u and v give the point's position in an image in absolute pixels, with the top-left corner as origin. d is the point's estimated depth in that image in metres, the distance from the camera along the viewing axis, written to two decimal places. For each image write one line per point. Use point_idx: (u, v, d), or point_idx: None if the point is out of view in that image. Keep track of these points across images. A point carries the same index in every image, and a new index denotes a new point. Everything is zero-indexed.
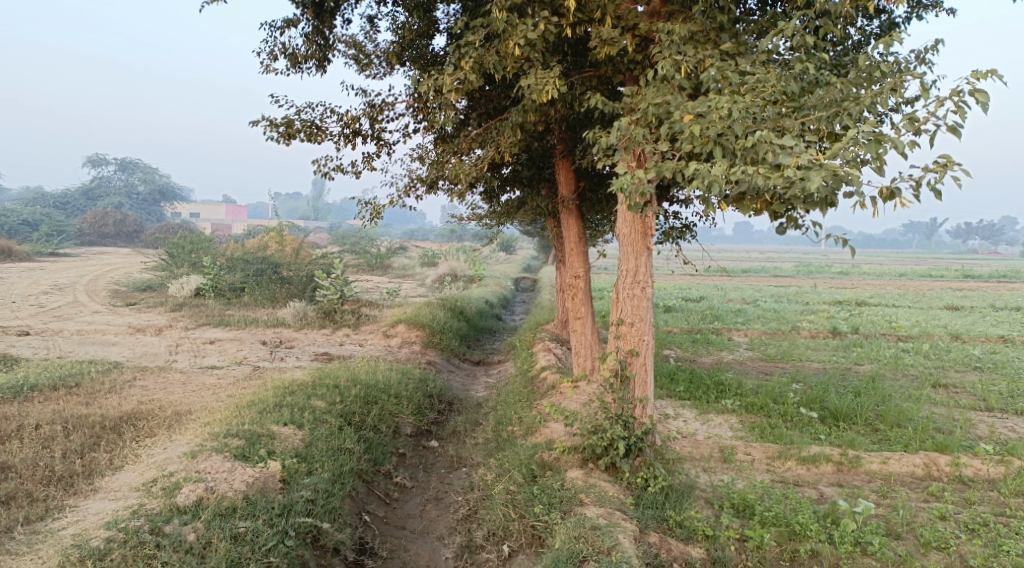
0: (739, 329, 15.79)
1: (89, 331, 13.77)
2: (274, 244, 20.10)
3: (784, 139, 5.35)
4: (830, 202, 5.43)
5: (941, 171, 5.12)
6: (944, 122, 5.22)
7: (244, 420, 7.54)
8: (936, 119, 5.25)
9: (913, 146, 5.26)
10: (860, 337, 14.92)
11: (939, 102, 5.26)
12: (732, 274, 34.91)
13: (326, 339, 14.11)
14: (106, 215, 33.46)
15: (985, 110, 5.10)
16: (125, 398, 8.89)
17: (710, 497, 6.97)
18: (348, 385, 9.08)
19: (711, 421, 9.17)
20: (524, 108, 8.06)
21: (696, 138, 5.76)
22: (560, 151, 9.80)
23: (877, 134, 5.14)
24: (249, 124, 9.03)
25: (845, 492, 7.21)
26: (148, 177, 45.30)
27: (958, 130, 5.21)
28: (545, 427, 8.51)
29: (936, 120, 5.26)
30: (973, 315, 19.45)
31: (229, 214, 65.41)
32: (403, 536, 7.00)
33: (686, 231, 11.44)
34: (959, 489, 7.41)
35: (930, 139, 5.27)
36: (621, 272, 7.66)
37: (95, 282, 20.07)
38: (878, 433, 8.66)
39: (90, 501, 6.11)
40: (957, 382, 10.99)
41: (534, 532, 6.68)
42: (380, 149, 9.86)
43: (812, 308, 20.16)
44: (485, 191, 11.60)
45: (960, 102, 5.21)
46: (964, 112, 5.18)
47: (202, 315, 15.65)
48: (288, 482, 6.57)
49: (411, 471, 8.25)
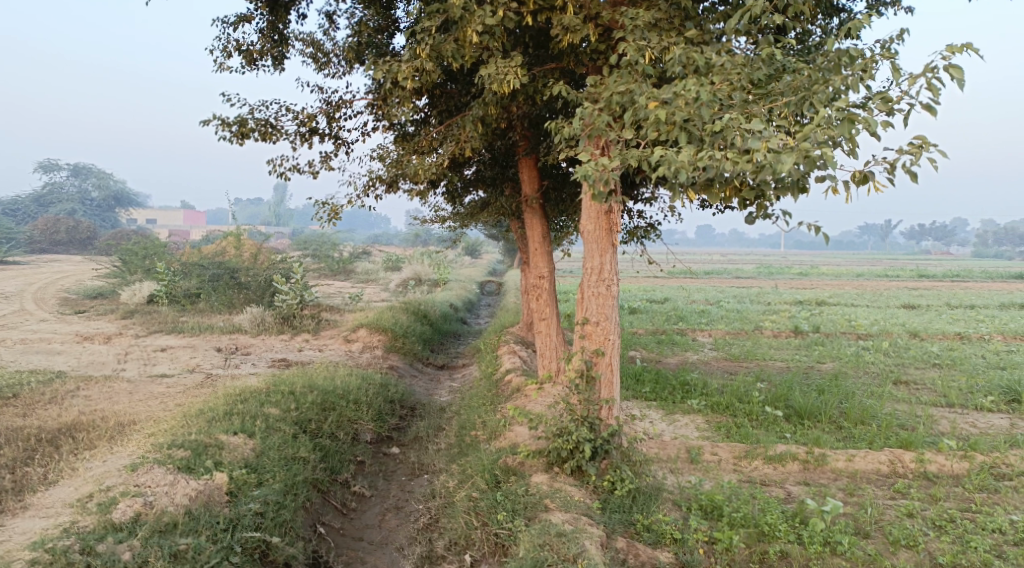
0: (703, 330, 15.72)
1: (34, 340, 13.18)
2: (231, 248, 19.55)
3: (753, 123, 5.17)
4: (802, 186, 5.25)
5: (917, 153, 4.98)
6: (918, 101, 5.09)
7: (191, 429, 7.18)
8: (911, 98, 5.12)
9: (887, 125, 5.13)
10: (822, 336, 14.99)
11: (913, 80, 5.13)
12: (697, 274, 35.08)
13: (284, 344, 13.70)
14: (58, 221, 32.44)
15: (961, 88, 4.98)
16: (65, 409, 8.45)
17: (677, 499, 6.78)
18: (304, 391, 8.73)
19: (677, 421, 9.00)
20: (485, 101, 7.83)
21: (661, 125, 5.58)
22: (523, 149, 9.57)
23: (849, 114, 4.99)
24: (199, 122, 8.70)
25: (812, 491, 7.08)
26: (103, 182, 44.08)
27: (932, 108, 5.10)
28: (509, 430, 8.24)
29: (910, 99, 5.13)
30: (928, 314, 19.63)
31: (187, 221, 64.10)
32: (360, 548, 6.70)
33: (651, 229, 11.37)
34: (925, 485, 7.32)
35: (903, 119, 5.15)
36: (585, 270, 7.41)
37: (44, 289, 19.33)
38: (842, 431, 8.57)
39: (18, 519, 5.70)
40: (918, 379, 11.01)
41: (498, 540, 6.36)
42: (338, 149, 9.55)
43: (773, 309, 20.16)
44: (447, 191, 11.34)
45: (933, 79, 5.08)
46: (939, 90, 5.05)
47: (154, 322, 15.12)
48: (235, 495, 6.22)
49: (370, 479, 7.93)
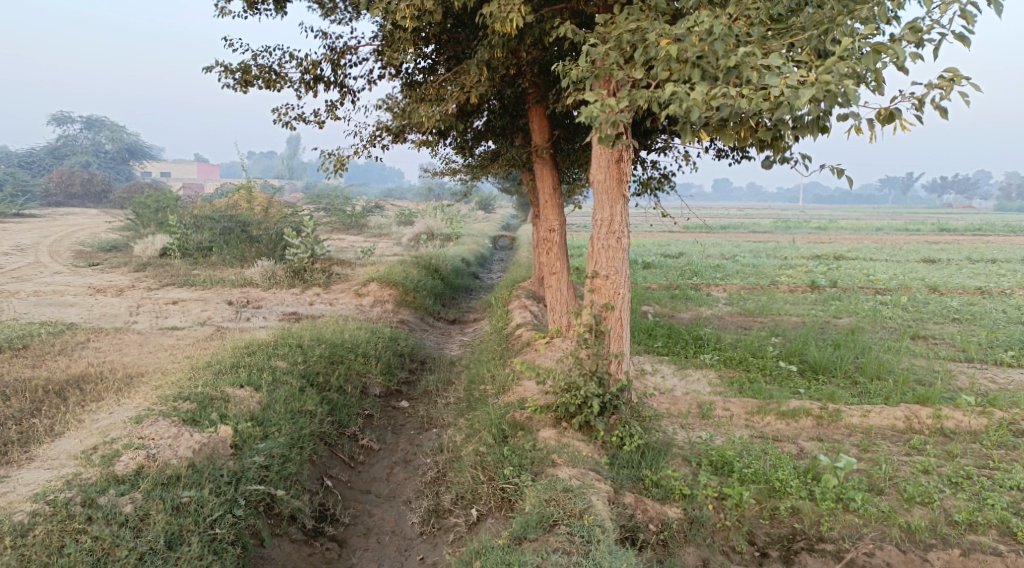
0: (717, 284, 15.50)
1: (47, 292, 13.19)
2: (244, 203, 19.05)
3: (770, 59, 4.93)
4: (823, 125, 5.03)
5: (948, 87, 4.76)
6: (950, 29, 4.84)
7: (197, 382, 7.13)
8: (942, 27, 4.86)
9: (916, 57, 4.87)
10: (839, 290, 14.74)
11: (945, 7, 4.86)
12: (713, 228, 34.69)
13: (296, 297, 13.65)
14: (73, 174, 32.35)
15: (996, 14, 4.74)
16: (75, 360, 8.43)
17: (687, 454, 6.67)
18: (312, 344, 8.65)
19: (689, 375, 8.85)
20: (491, 44, 7.54)
21: (673, 63, 5.32)
22: (533, 97, 9.28)
23: (876, 44, 4.73)
24: (202, 69, 8.50)
25: (825, 447, 6.96)
26: (117, 136, 43.85)
27: (965, 37, 4.85)
28: (517, 385, 8.15)
29: (941, 28, 4.87)
30: (949, 268, 19.24)
31: (202, 174, 63.95)
32: (367, 501, 6.68)
33: (665, 180, 11.09)
34: (941, 441, 7.18)
35: (934, 49, 4.90)
36: (596, 223, 7.19)
37: (59, 242, 19.34)
38: (858, 386, 8.41)
39: (23, 470, 5.69)
40: (937, 334, 10.80)
41: (504, 495, 6.25)
42: (344, 98, 9.32)
43: (790, 263, 19.84)
44: (457, 142, 11.10)
45: (967, 5, 4.83)
46: (972, 17, 4.80)
47: (166, 275, 15.09)
48: (240, 447, 6.17)
49: (378, 433, 7.86)
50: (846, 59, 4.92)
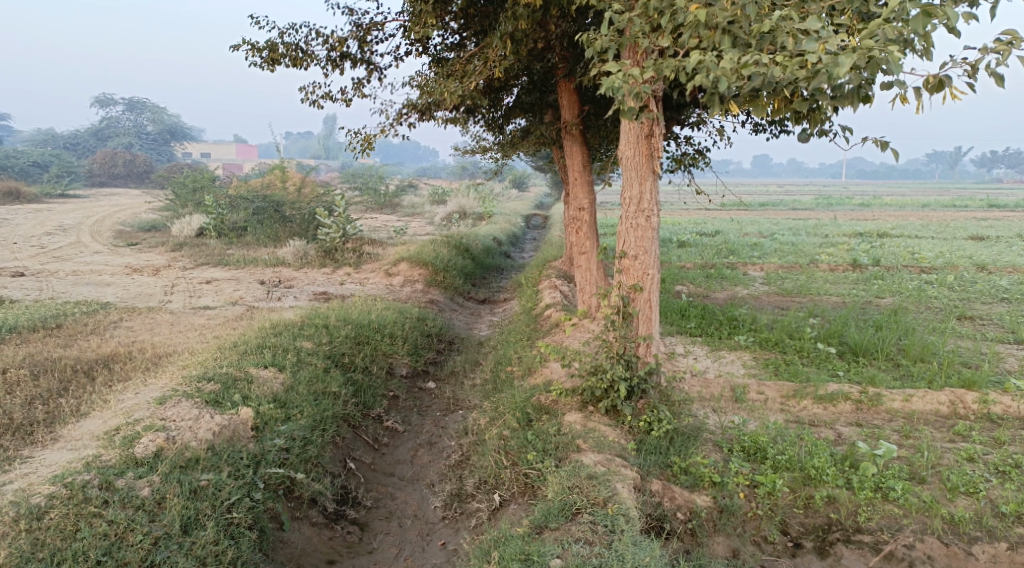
0: (754, 264, 15.09)
1: (85, 271, 13.33)
2: (278, 181, 19.05)
3: (807, 24, 4.64)
4: (864, 94, 4.74)
5: (1006, 50, 4.42)
6: None
7: (222, 362, 7.10)
8: None
9: (969, 19, 4.53)
10: (881, 269, 14.26)
11: None
12: (750, 205, 34.01)
13: (327, 277, 13.63)
14: (115, 155, 32.77)
15: None
16: (105, 340, 8.47)
17: (719, 440, 6.46)
18: (339, 324, 8.57)
19: (722, 357, 8.60)
20: (515, 15, 7.30)
21: (701, 30, 5.05)
22: (562, 71, 9.04)
23: (926, 4, 4.39)
24: (228, 47, 8.49)
25: (865, 433, 6.68)
26: (158, 116, 44.19)
27: None
28: (544, 366, 8.00)
29: None
30: (998, 245, 18.50)
31: (240, 154, 64.59)
32: (390, 484, 6.61)
33: (699, 157, 10.78)
34: (988, 428, 6.86)
35: (990, 10, 4.56)
36: (624, 201, 6.95)
37: (101, 222, 19.59)
38: (900, 369, 8.09)
39: (47, 451, 5.71)
40: (983, 314, 10.37)
41: (527, 481, 6.11)
42: (371, 75, 9.18)
43: (832, 241, 19.30)
44: (485, 119, 10.91)
45: None
46: None
47: (202, 255, 15.16)
48: (261, 430, 6.13)
49: (403, 414, 7.77)
50: (893, 21, 4.58)
